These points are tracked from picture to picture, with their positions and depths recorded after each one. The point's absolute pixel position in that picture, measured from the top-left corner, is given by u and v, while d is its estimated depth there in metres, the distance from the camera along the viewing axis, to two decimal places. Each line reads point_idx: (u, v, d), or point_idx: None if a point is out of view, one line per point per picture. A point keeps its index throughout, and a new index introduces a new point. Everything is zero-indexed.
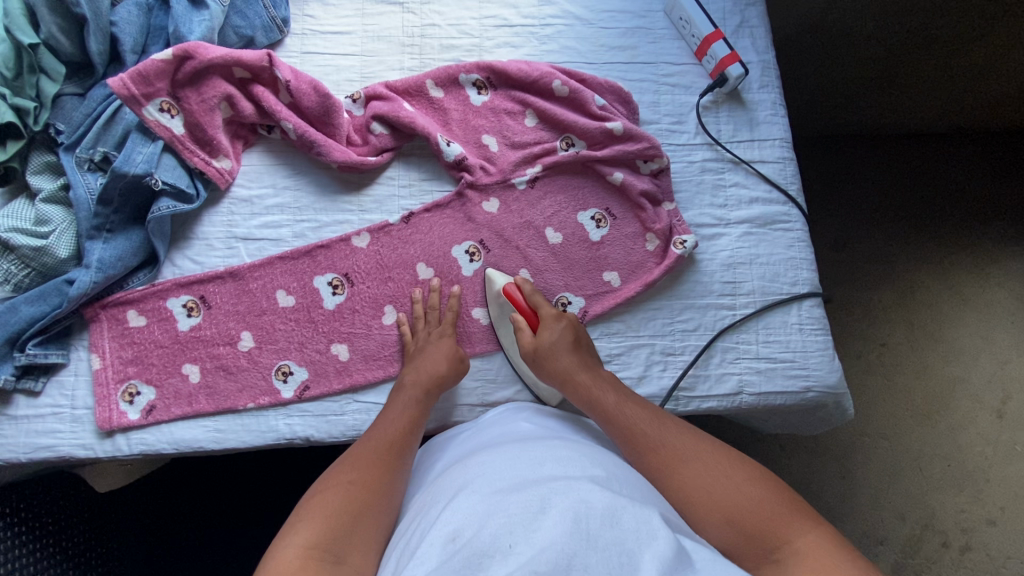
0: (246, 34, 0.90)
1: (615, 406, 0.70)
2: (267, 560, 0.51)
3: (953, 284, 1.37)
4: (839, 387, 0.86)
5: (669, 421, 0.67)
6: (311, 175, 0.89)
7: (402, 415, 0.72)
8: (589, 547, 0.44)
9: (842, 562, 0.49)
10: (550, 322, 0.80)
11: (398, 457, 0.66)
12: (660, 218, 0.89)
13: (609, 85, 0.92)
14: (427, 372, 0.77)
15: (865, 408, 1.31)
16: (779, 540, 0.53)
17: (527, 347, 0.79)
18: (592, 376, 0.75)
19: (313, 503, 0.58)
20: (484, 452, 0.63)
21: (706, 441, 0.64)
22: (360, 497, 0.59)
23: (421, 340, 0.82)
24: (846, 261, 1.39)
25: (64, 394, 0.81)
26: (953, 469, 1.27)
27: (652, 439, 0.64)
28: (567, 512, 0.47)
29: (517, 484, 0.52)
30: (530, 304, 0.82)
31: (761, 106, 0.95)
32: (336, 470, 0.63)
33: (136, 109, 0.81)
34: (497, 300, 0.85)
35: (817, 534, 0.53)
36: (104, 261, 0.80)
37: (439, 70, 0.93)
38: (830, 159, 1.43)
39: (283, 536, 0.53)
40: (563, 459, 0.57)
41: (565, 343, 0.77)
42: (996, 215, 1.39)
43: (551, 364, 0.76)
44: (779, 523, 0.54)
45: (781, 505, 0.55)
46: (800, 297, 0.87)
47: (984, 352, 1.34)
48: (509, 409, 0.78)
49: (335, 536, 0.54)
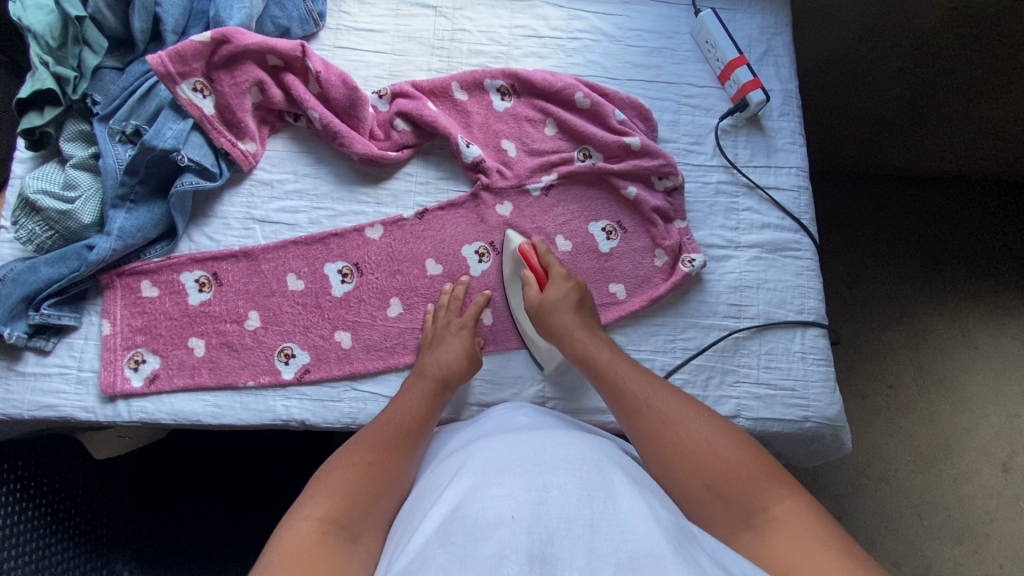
0: (282, 24, 0.93)
1: (611, 367, 0.72)
2: (282, 529, 0.54)
3: (965, 331, 1.36)
4: (838, 420, 0.85)
5: (661, 383, 0.68)
6: (331, 164, 0.91)
7: (419, 401, 0.74)
8: (593, 531, 0.46)
9: (815, 529, 0.51)
10: (558, 282, 0.81)
11: (412, 443, 0.68)
12: (670, 236, 0.90)
13: (630, 101, 0.93)
14: (444, 367, 0.78)
15: (866, 448, 1.29)
16: (757, 505, 0.54)
17: (533, 304, 0.81)
18: (591, 335, 0.77)
19: (326, 480, 0.60)
20: (485, 436, 0.65)
21: (692, 404, 0.65)
22: (374, 479, 0.61)
23: (440, 329, 0.83)
24: (857, 298, 1.38)
25: (73, 356, 0.83)
26: (952, 519, 1.24)
27: (644, 402, 0.66)
28: (570, 496, 0.49)
29: (517, 463, 0.54)
30: (542, 265, 0.84)
31: (781, 134, 0.95)
32: (347, 450, 0.65)
33: (171, 86, 0.84)
34: (511, 256, 0.87)
35: (793, 499, 0.54)
36: (124, 230, 0.82)
37: (465, 73, 0.95)
38: (849, 195, 1.43)
39: (300, 507, 0.56)
40: (563, 442, 0.59)
41: (567, 302, 0.79)
42: (1014, 264, 1.37)
43: (554, 321, 0.78)
44: (758, 489, 0.55)
45: (762, 471, 0.57)
46: (805, 326, 0.87)
47: (993, 403, 1.32)
48: (511, 405, 0.79)
49: (350, 513, 0.56)
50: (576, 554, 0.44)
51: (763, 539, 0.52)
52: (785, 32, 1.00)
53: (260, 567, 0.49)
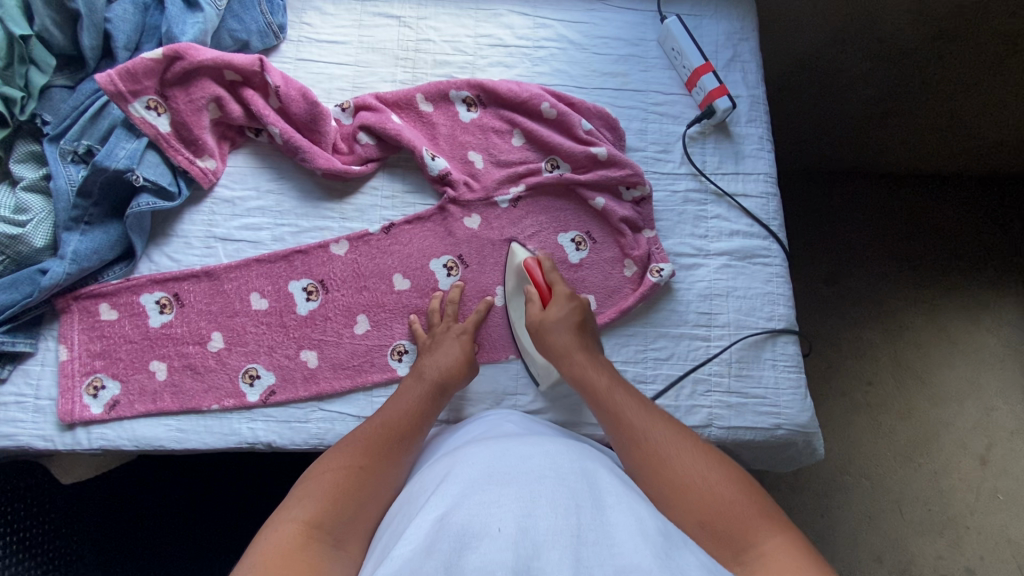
0: (241, 38, 0.91)
1: (608, 393, 0.69)
2: (267, 530, 0.53)
3: (942, 326, 1.37)
4: (810, 426, 0.85)
5: (657, 413, 0.66)
6: (294, 179, 0.90)
7: (413, 403, 0.71)
8: (581, 543, 0.45)
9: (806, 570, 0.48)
10: (560, 300, 0.79)
11: (402, 446, 0.66)
12: (639, 246, 0.89)
13: (597, 110, 0.93)
14: (443, 370, 0.76)
15: (847, 445, 1.30)
16: (748, 541, 0.52)
17: (535, 319, 0.79)
18: (590, 356, 0.75)
19: (315, 481, 0.59)
20: (469, 445, 0.63)
21: (691, 438, 0.62)
22: (364, 485, 0.59)
23: (438, 335, 0.82)
24: (833, 297, 1.38)
25: (30, 383, 0.80)
26: (932, 513, 1.26)
27: (643, 432, 0.63)
28: (558, 506, 0.47)
29: (502, 472, 0.52)
30: (546, 281, 0.82)
31: (748, 140, 0.95)
32: (338, 449, 0.64)
33: (122, 105, 0.81)
34: (515, 271, 0.86)
35: (784, 538, 0.52)
36: (79, 253, 0.80)
37: (429, 85, 0.93)
38: (824, 194, 1.44)
39: (287, 509, 0.55)
40: (551, 452, 0.57)
41: (568, 322, 0.77)
42: (989, 260, 1.39)
43: (551, 339, 0.77)
44: (748, 526, 0.53)
45: (756, 508, 0.54)
46: (775, 333, 0.87)
47: (970, 397, 1.33)
48: (501, 411, 0.78)
49: (336, 518, 0.55)
50: (563, 566, 0.42)
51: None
52: (752, 37, 0.99)
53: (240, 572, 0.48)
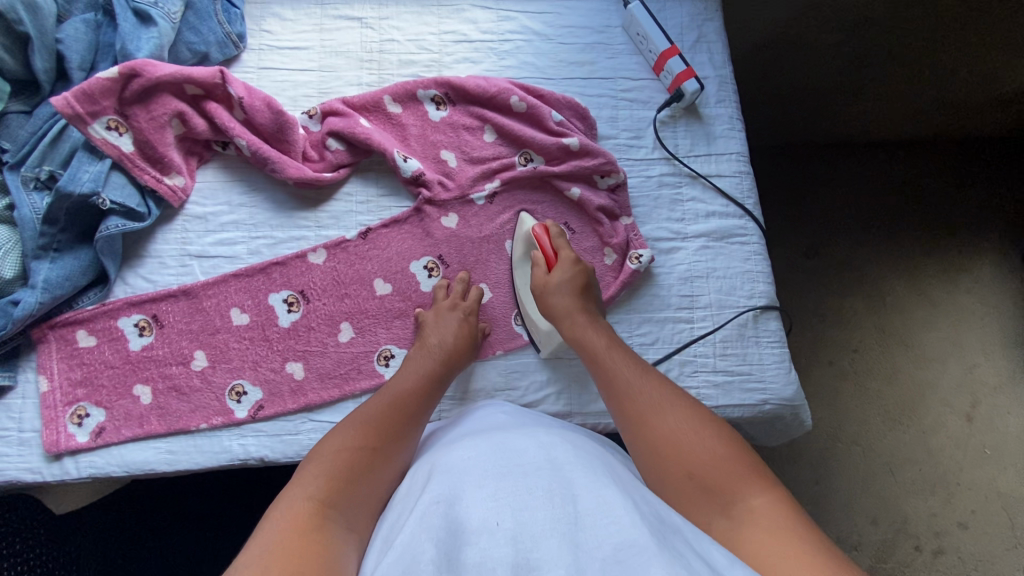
0: (199, 49, 0.89)
1: (603, 352, 0.72)
2: (277, 506, 0.53)
3: (921, 289, 1.39)
4: (796, 399, 0.86)
5: (654, 374, 0.67)
6: (266, 191, 0.89)
7: (421, 380, 0.73)
8: (577, 529, 0.46)
9: (789, 525, 0.49)
10: (565, 265, 0.81)
11: (411, 425, 0.67)
12: (617, 233, 0.89)
13: (567, 101, 0.92)
14: (449, 347, 0.78)
15: (837, 412, 1.32)
16: (733, 496, 0.53)
17: (540, 285, 0.81)
18: (589, 318, 0.77)
19: (325, 459, 0.59)
20: (464, 438, 0.63)
21: (681, 396, 0.64)
22: (376, 467, 0.60)
23: (443, 311, 0.82)
24: (815, 269, 1.40)
25: (12, 417, 0.79)
26: (923, 472, 1.29)
27: (635, 392, 0.65)
28: (555, 495, 0.48)
29: (499, 464, 0.53)
30: (553, 247, 0.83)
31: (718, 120, 0.95)
32: (348, 427, 0.64)
33: (81, 128, 0.80)
34: (523, 239, 0.87)
35: (768, 494, 0.52)
36: (50, 281, 0.79)
37: (396, 86, 0.92)
38: (799, 168, 1.45)
39: (296, 486, 0.55)
40: (545, 442, 0.58)
41: (569, 286, 0.79)
42: (963, 221, 1.41)
43: (552, 302, 0.78)
44: (735, 480, 0.54)
45: (743, 465, 0.55)
46: (756, 310, 0.88)
47: (953, 357, 1.36)
48: (494, 403, 0.78)
49: (345, 498, 0.56)
50: (562, 552, 0.43)
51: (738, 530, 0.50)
52: (716, 17, 1.00)
53: (251, 549, 0.48)
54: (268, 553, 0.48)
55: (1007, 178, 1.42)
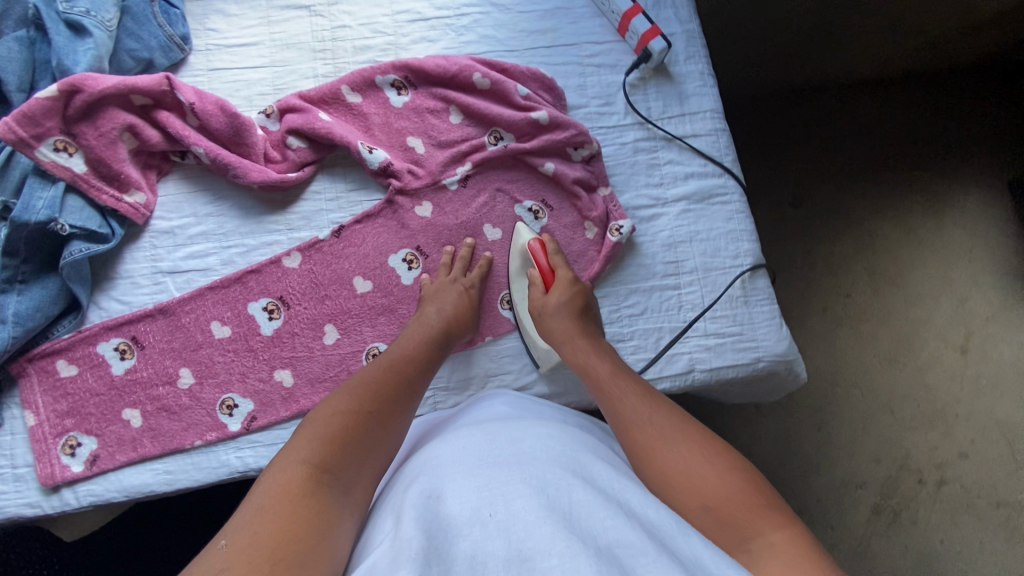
0: (142, 56, 0.85)
1: (611, 377, 0.69)
2: (271, 470, 0.53)
3: (908, 228, 1.39)
4: (790, 354, 0.86)
5: (663, 401, 0.65)
6: (232, 198, 0.86)
7: (415, 347, 0.72)
8: (572, 518, 0.44)
9: (810, 560, 0.47)
10: (562, 285, 0.80)
11: (405, 392, 0.66)
12: (596, 206, 0.87)
13: (531, 73, 0.89)
14: (450, 317, 0.77)
15: (834, 359, 1.33)
16: (749, 533, 0.50)
17: (537, 305, 0.80)
18: (590, 344, 0.75)
19: (321, 421, 0.58)
20: (460, 429, 0.63)
21: (691, 426, 0.61)
22: (371, 429, 0.59)
23: (440, 283, 0.82)
24: (802, 218, 1.39)
25: (3, 455, 0.77)
26: (921, 408, 1.30)
27: (645, 419, 0.62)
28: (549, 486, 0.48)
29: (493, 459, 0.52)
30: (550, 265, 0.82)
31: (689, 78, 0.92)
32: (344, 390, 0.63)
33: (28, 153, 0.76)
34: (519, 253, 0.85)
35: (786, 530, 0.50)
36: (20, 314, 0.76)
37: (353, 74, 0.89)
38: (779, 117, 1.43)
39: (290, 449, 0.55)
40: (541, 436, 0.58)
41: (569, 309, 0.78)
42: (945, 155, 1.40)
43: (552, 324, 0.77)
44: (750, 518, 0.51)
45: (758, 500, 0.53)
46: (742, 269, 0.87)
47: (943, 292, 1.36)
48: (494, 392, 0.77)
49: (342, 462, 0.55)
50: (556, 537, 0.41)
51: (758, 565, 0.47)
52: None
53: (241, 513, 0.49)
54: (259, 516, 0.48)
55: (986, 107, 1.41)
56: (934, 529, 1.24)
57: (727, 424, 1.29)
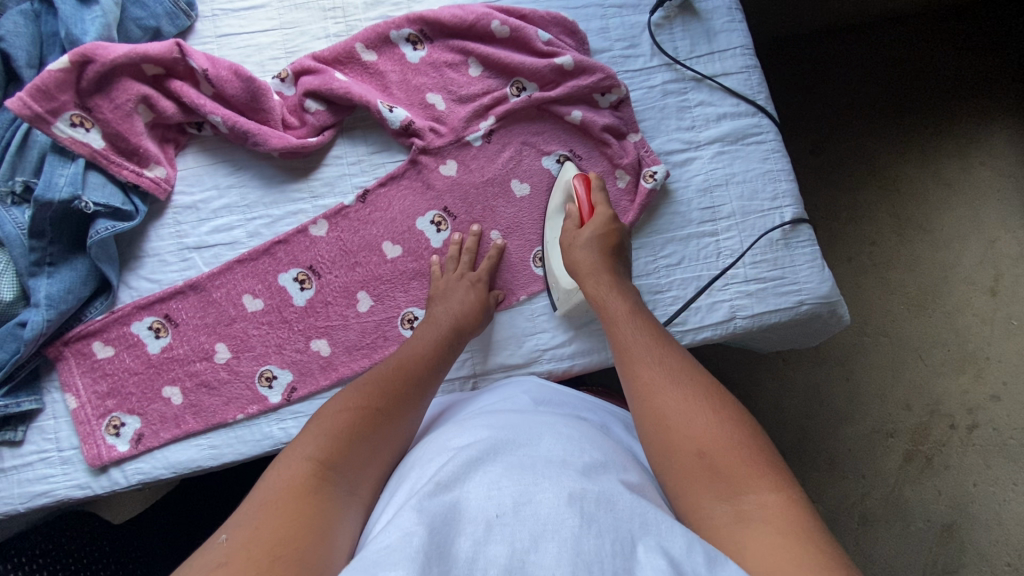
0: (149, 25, 0.82)
1: (625, 316, 0.67)
2: (277, 463, 0.52)
3: (937, 167, 1.34)
4: (832, 295, 0.83)
5: (671, 347, 0.62)
6: (252, 168, 0.84)
7: (426, 343, 0.70)
8: (583, 534, 0.42)
9: (803, 530, 0.45)
10: (597, 221, 0.75)
11: (417, 387, 0.64)
12: (627, 152, 0.84)
13: (552, 17, 0.85)
14: (456, 315, 0.75)
15: (863, 306, 1.30)
16: (741, 488, 0.48)
17: (569, 237, 0.77)
18: (614, 280, 0.72)
19: (330, 416, 0.57)
20: (477, 417, 0.60)
21: (696, 374, 0.58)
22: (379, 426, 0.58)
23: (448, 282, 0.79)
24: (828, 163, 1.35)
25: (48, 438, 0.77)
26: (952, 352, 1.28)
27: (646, 362, 0.60)
28: (561, 492, 0.44)
29: (513, 454, 0.49)
30: (591, 201, 0.77)
31: (717, 14, 0.88)
32: (355, 388, 0.62)
33: (45, 129, 0.74)
34: (562, 188, 0.82)
35: (778, 492, 0.48)
36: (52, 297, 0.75)
37: (367, 30, 0.85)
38: (802, 57, 1.37)
39: (297, 442, 0.54)
40: (564, 433, 0.55)
41: (597, 245, 0.74)
42: (974, 90, 1.34)
43: (578, 257, 0.74)
44: (742, 472, 0.49)
45: (755, 455, 0.50)
46: (781, 211, 0.84)
47: (974, 233, 1.32)
48: (516, 380, 0.75)
49: (348, 460, 0.54)
50: (558, 562, 0.40)
51: (743, 525, 0.46)
52: None
53: (243, 507, 0.48)
54: (261, 514, 0.47)
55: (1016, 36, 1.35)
56: (967, 471, 1.23)
57: (757, 378, 1.27)
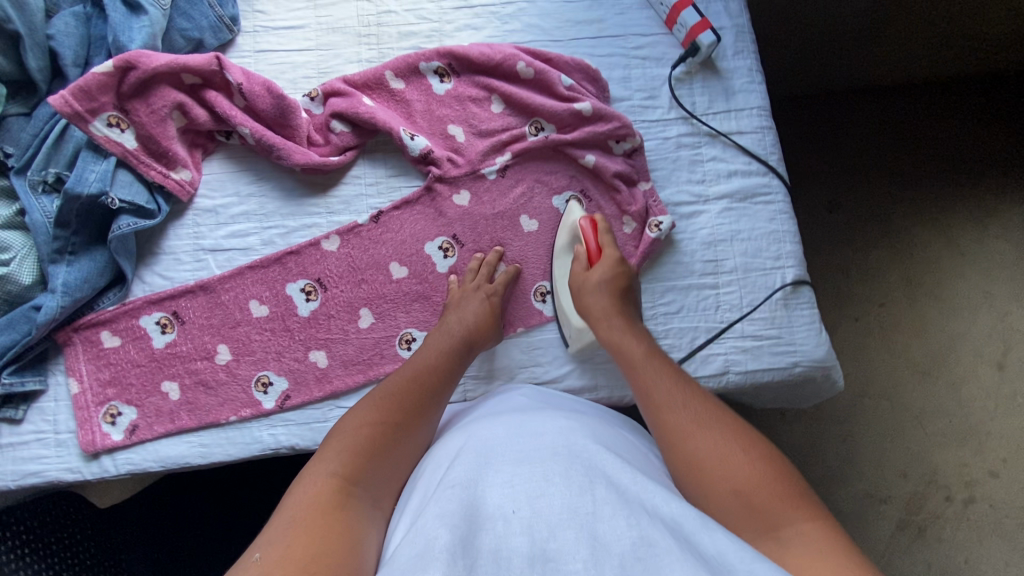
0: (193, 36, 0.87)
1: (643, 358, 0.69)
2: (301, 480, 0.54)
3: (951, 237, 1.34)
4: (828, 359, 0.84)
5: (687, 382, 0.64)
6: (273, 179, 0.87)
7: (439, 355, 0.72)
8: (596, 518, 0.44)
9: (846, 554, 0.47)
10: (606, 265, 0.78)
11: (432, 400, 0.66)
12: (636, 200, 0.86)
13: (577, 64, 0.88)
14: (469, 324, 0.76)
15: (865, 368, 1.30)
16: (781, 522, 0.50)
17: (578, 279, 0.79)
18: (626, 323, 0.74)
19: (350, 432, 0.59)
20: (478, 422, 0.62)
21: (720, 412, 0.60)
22: (397, 441, 0.60)
23: (463, 291, 0.81)
24: (841, 223, 1.35)
25: (47, 420, 0.80)
26: (954, 424, 1.26)
27: (670, 403, 0.61)
28: (574, 483, 0.47)
29: (516, 451, 0.51)
30: (597, 245, 0.81)
31: (737, 73, 0.90)
32: (371, 402, 0.64)
33: (82, 126, 0.78)
34: (569, 229, 0.84)
35: (815, 521, 0.50)
36: (69, 284, 0.78)
37: (398, 60, 0.89)
38: (822, 116, 1.39)
39: (320, 460, 0.56)
40: (564, 427, 0.57)
41: (609, 287, 0.77)
42: (993, 165, 1.35)
43: (587, 300, 0.77)
44: (780, 504, 0.51)
45: (788, 487, 0.52)
46: (783, 271, 0.85)
47: (984, 306, 1.31)
48: (512, 386, 0.77)
49: (369, 473, 0.56)
50: (579, 544, 0.42)
51: (789, 554, 0.48)
52: None
53: (276, 523, 0.49)
54: (294, 528, 0.48)
55: None
56: (959, 547, 1.20)
57: None
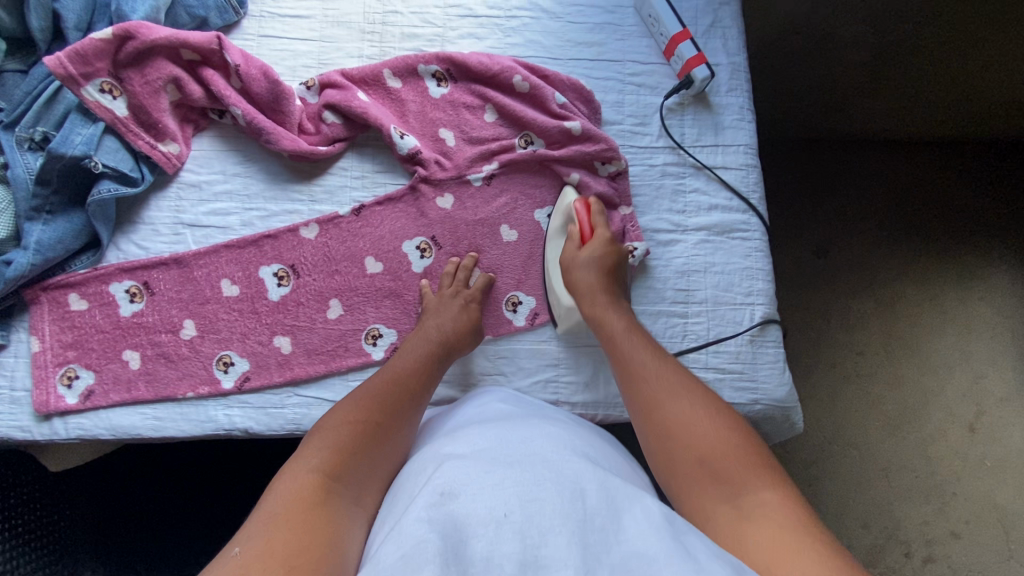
0: (198, 14, 0.88)
1: (625, 331, 0.74)
2: (283, 475, 0.54)
3: (934, 294, 1.36)
4: (788, 401, 0.84)
5: (669, 361, 0.69)
6: (260, 162, 0.88)
7: (422, 359, 0.73)
8: (587, 527, 0.45)
9: (800, 522, 0.50)
10: (598, 243, 0.82)
11: (411, 400, 0.67)
12: (614, 222, 0.87)
13: (571, 83, 0.89)
14: (445, 330, 0.76)
15: (836, 416, 1.30)
16: (740, 488, 0.54)
17: (570, 255, 0.82)
18: (611, 300, 0.78)
19: (332, 430, 0.60)
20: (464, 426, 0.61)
21: (694, 390, 0.64)
22: (379, 440, 0.60)
23: (440, 298, 0.81)
24: (827, 269, 1.37)
25: (3, 375, 0.79)
26: (919, 480, 1.27)
27: (647, 380, 0.67)
28: (564, 490, 0.47)
29: (505, 456, 0.52)
30: (592, 223, 0.84)
31: (728, 110, 0.92)
32: (352, 402, 0.64)
33: (75, 89, 0.79)
34: (564, 212, 0.87)
35: (775, 489, 0.53)
36: (42, 243, 0.79)
37: (397, 59, 0.90)
38: (816, 162, 1.41)
39: (302, 457, 0.56)
40: (552, 435, 0.57)
41: (599, 266, 0.80)
42: (980, 228, 1.37)
43: (579, 276, 0.80)
44: (742, 474, 0.55)
45: (751, 458, 0.56)
46: (753, 308, 0.86)
47: (961, 366, 1.33)
48: (494, 388, 0.77)
49: (352, 470, 0.57)
50: (571, 550, 0.43)
51: (745, 522, 0.51)
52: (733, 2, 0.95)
53: (258, 516, 0.50)
54: (275, 524, 0.49)
55: None
56: None
57: None
